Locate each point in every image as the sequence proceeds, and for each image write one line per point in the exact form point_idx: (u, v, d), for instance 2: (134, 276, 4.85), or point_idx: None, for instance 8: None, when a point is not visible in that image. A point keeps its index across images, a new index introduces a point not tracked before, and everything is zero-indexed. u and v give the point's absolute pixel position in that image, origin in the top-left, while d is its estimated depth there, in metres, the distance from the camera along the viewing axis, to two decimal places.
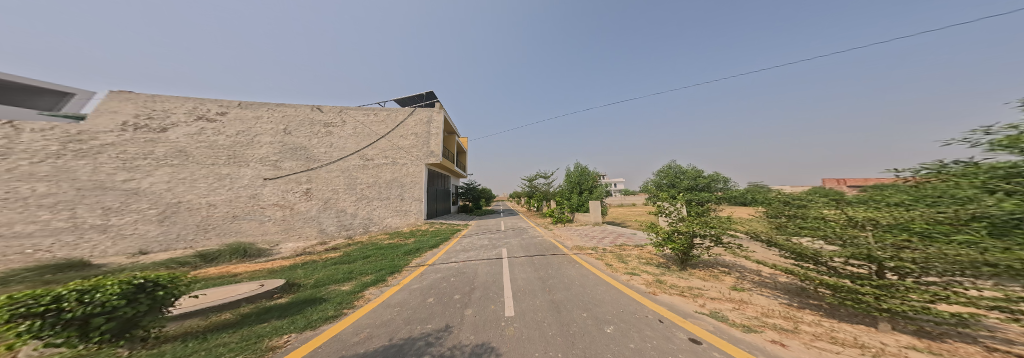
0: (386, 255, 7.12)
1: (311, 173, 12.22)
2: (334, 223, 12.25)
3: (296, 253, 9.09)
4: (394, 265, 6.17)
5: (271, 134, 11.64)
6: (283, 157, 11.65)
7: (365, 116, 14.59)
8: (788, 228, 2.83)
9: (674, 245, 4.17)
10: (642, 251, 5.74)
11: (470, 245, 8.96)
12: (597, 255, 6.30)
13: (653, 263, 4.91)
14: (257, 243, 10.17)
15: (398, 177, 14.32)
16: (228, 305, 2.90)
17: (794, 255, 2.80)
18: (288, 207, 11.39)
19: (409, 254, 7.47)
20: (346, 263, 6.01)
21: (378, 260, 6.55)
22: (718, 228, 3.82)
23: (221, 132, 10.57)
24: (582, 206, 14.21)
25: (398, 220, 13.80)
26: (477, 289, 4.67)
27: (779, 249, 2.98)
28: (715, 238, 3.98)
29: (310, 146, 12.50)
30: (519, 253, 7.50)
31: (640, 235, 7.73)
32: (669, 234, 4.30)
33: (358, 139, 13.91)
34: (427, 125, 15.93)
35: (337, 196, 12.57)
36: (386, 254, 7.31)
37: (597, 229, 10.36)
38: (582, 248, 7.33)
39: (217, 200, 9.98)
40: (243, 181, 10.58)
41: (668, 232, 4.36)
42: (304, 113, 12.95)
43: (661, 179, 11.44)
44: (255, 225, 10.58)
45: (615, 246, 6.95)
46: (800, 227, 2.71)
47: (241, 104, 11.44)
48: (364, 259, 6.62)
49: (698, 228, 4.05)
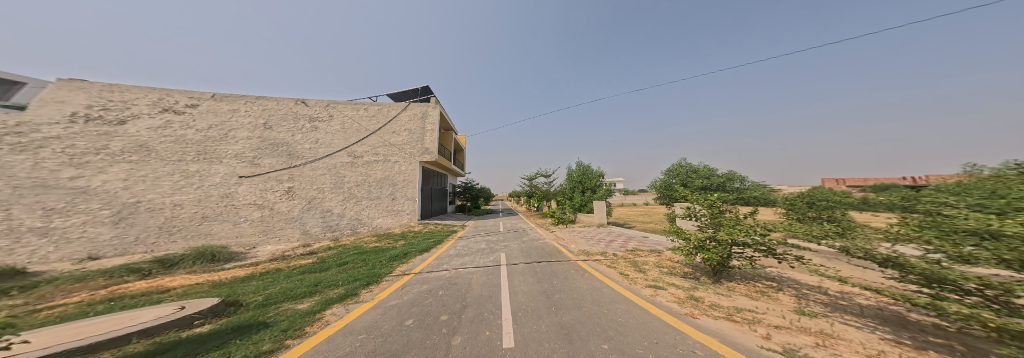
0: (370, 261, 6.27)
1: (293, 171, 11.31)
2: (318, 223, 11.37)
3: (272, 258, 8.21)
4: (375, 274, 5.33)
5: (248, 129, 10.70)
6: (262, 154, 10.73)
7: (354, 111, 13.69)
8: (927, 239, 1.98)
9: (708, 255, 3.34)
10: (662, 259, 4.95)
11: (464, 249, 8.12)
12: (607, 262, 5.50)
13: (679, 274, 4.10)
14: (230, 246, 9.25)
15: (389, 175, 13.44)
16: (106, 344, 2.08)
17: (931, 281, 1.94)
18: (267, 207, 10.47)
19: (395, 260, 6.62)
20: (319, 272, 5.14)
21: (356, 267, 5.68)
22: (767, 236, 3.01)
23: (190, 126, 9.62)
24: (586, 206, 13.41)
25: (390, 221, 12.96)
26: (469, 307, 3.83)
27: (902, 272, 2.11)
28: (764, 248, 3.15)
29: (293, 141, 11.59)
30: (518, 259, 6.68)
31: (652, 239, 6.97)
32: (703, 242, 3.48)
33: (347, 135, 13.01)
34: (421, 121, 15.05)
35: (322, 196, 11.68)
36: (371, 259, 6.45)
37: (603, 231, 9.54)
38: (590, 253, 6.52)
39: (184, 200, 9.04)
40: (215, 179, 9.64)
41: (701, 239, 3.54)
42: (288, 106, 12.03)
43: (672, 177, 10.69)
44: (228, 226, 9.65)
45: (627, 251, 6.14)
46: (940, 244, 1.88)
47: (215, 96, 10.51)
48: (341, 266, 5.75)
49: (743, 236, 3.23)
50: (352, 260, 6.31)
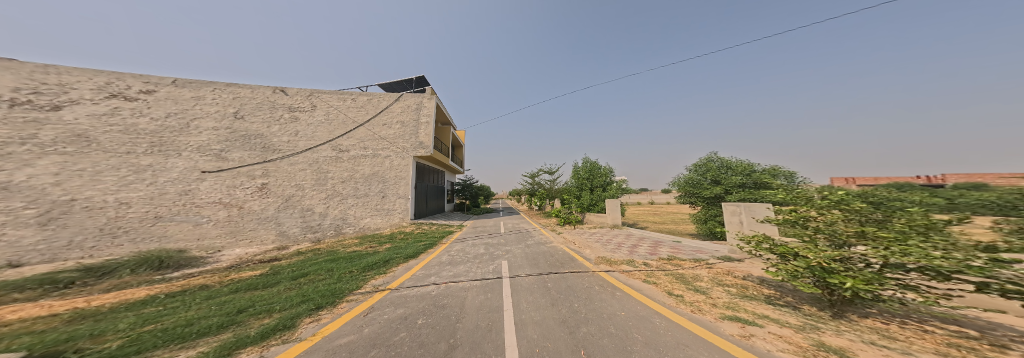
0: (340, 271, 4.93)
1: (268, 166, 10.07)
2: (297, 224, 10.13)
3: (233, 264, 6.99)
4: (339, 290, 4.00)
5: (215, 118, 9.46)
6: (231, 146, 9.48)
7: (340, 101, 12.47)
8: None
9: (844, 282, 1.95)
10: (720, 274, 3.70)
11: (459, 255, 6.84)
12: (643, 276, 4.22)
13: (760, 298, 2.89)
14: (189, 249, 8.00)
15: (378, 171, 12.21)
16: None
17: None
18: (235, 206, 9.22)
19: (371, 268, 5.30)
20: (266, 287, 3.76)
21: (316, 281, 4.28)
22: (993, 256, 1.55)
23: (143, 114, 8.39)
24: (596, 205, 12.19)
25: (379, 220, 11.72)
26: (457, 350, 2.53)
27: None
28: (982, 282, 1.65)
29: (268, 133, 10.37)
30: (525, 270, 5.37)
31: (689, 245, 5.66)
32: (828, 263, 2.12)
33: (331, 127, 11.79)
34: (415, 113, 13.85)
35: (301, 193, 10.49)
36: (343, 269, 5.10)
37: (619, 234, 8.19)
38: (614, 262, 5.23)
39: (132, 198, 7.79)
40: (172, 174, 8.40)
41: (823, 256, 2.16)
42: (264, 95, 10.80)
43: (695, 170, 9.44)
44: (187, 228, 8.38)
45: (662, 260, 4.86)
46: None
47: (177, 82, 9.30)
48: (301, 277, 4.37)
49: (922, 254, 1.77)
50: (320, 269, 4.99)
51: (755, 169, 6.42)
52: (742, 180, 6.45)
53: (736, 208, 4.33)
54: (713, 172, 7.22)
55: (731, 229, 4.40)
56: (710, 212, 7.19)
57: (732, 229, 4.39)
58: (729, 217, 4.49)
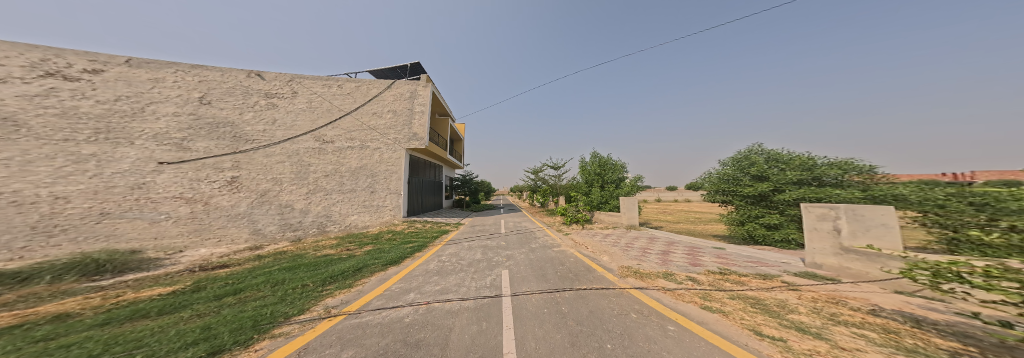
0: (289, 288, 3.61)
1: (239, 157, 8.97)
2: (274, 221, 9.09)
3: (184, 268, 5.93)
4: (261, 323, 2.65)
5: (176, 103, 8.37)
6: (195, 135, 8.41)
7: (324, 87, 11.29)
8: None
9: None
10: (823, 302, 2.47)
11: (451, 262, 5.67)
12: (702, 303, 3.02)
13: (940, 356, 1.60)
14: (142, 250, 6.99)
15: (366, 164, 11.12)
16: None
17: None
18: (199, 201, 8.14)
19: (334, 279, 4.14)
20: (156, 318, 2.50)
21: (258, 300, 3.07)
22: None
23: (86, 97, 7.27)
24: (608, 203, 10.96)
25: (367, 218, 10.68)
26: None
27: None
28: None
29: (240, 121, 9.23)
30: (530, 284, 4.22)
31: (738, 253, 4.46)
32: None
33: (313, 116, 10.65)
34: (409, 102, 12.67)
35: (278, 187, 9.41)
36: (296, 283, 3.83)
37: (638, 236, 7.03)
38: (647, 277, 4.11)
39: (71, 192, 6.72)
40: (122, 165, 7.32)
41: None
42: (235, 78, 9.63)
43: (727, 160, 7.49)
44: (142, 225, 7.34)
45: (715, 277, 3.67)
46: None
47: (131, 62, 8.16)
48: (225, 297, 3.04)
49: None
50: (266, 281, 3.72)
51: (819, 161, 5.08)
52: (798, 176, 5.13)
53: (828, 210, 3.18)
54: (758, 165, 5.85)
55: (819, 238, 3.26)
56: (749, 213, 6.02)
57: (820, 238, 3.27)
58: (814, 223, 3.34)
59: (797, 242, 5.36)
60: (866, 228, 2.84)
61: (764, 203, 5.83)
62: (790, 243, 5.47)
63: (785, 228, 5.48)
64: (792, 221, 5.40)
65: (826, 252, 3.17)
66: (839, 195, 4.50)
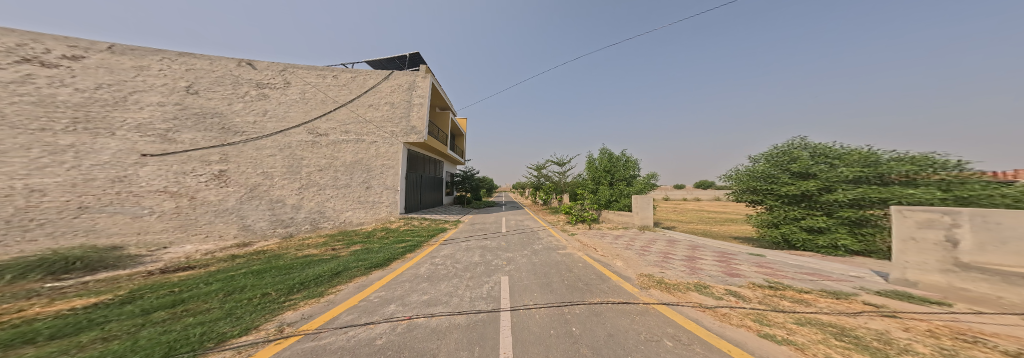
0: (244, 298, 2.89)
1: (228, 150, 8.55)
2: (264, 217, 8.66)
3: (163, 265, 5.50)
4: (177, 352, 1.91)
5: (161, 92, 7.96)
6: (180, 126, 7.99)
7: (318, 78, 10.78)
8: None
9: None
10: (955, 343, 1.74)
11: (444, 266, 5.05)
12: (762, 332, 2.29)
13: None
14: (124, 246, 6.52)
15: (362, 159, 10.67)
16: None
17: None
18: (185, 196, 7.72)
19: (304, 286, 3.55)
20: (37, 346, 1.79)
21: (201, 314, 2.47)
22: None
23: (65, 84, 6.85)
24: (617, 201, 10.17)
25: (363, 214, 10.25)
26: None
27: None
28: None
29: (229, 112, 8.80)
30: (533, 296, 3.60)
31: (782, 260, 3.71)
32: None
33: (306, 107, 10.18)
34: (407, 94, 12.11)
35: (269, 182, 9.00)
36: (256, 291, 3.12)
37: (653, 238, 6.33)
38: (674, 289, 3.42)
39: (48, 185, 6.24)
40: (102, 157, 6.88)
41: None
42: (225, 67, 9.18)
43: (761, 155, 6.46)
44: (123, 221, 6.87)
45: (763, 292, 2.94)
46: None
47: (114, 49, 7.73)
48: (153, 313, 2.35)
49: None
50: (219, 288, 3.03)
51: (884, 156, 4.22)
52: (857, 173, 4.26)
53: (936, 216, 2.51)
54: (801, 161, 4.95)
55: (919, 251, 2.59)
56: (783, 214, 5.24)
57: (919, 250, 2.61)
58: (912, 231, 2.68)
59: (846, 248, 4.53)
60: (1003, 240, 2.12)
61: (805, 204, 4.98)
62: (836, 248, 4.65)
63: (832, 232, 4.65)
64: (842, 224, 4.56)
65: (928, 268, 2.51)
66: (915, 196, 3.77)
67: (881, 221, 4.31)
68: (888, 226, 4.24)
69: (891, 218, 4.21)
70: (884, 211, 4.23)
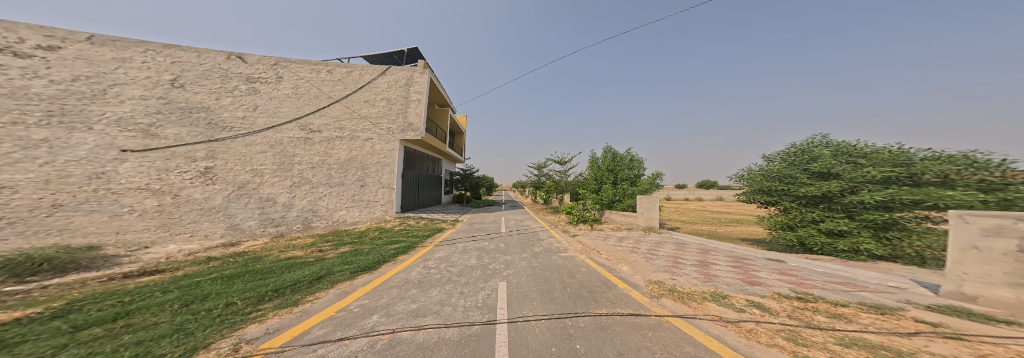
0: (201, 310, 2.53)
1: (215, 146, 8.19)
2: (253, 216, 8.30)
3: (140, 267, 5.15)
4: None
5: (144, 85, 7.60)
6: (164, 121, 7.63)
7: (312, 72, 10.43)
8: None
9: None
10: None
11: (437, 270, 4.68)
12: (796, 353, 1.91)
13: None
14: (101, 246, 6.15)
15: (357, 156, 10.32)
16: None
17: None
18: (168, 194, 7.35)
19: (275, 293, 3.17)
20: None
21: (138, 331, 2.10)
22: None
23: (39, 76, 6.48)
24: (620, 201, 9.83)
25: (357, 213, 9.91)
26: None
27: None
28: None
29: (216, 106, 8.45)
30: (533, 306, 3.25)
31: (806, 268, 3.29)
32: None
33: (299, 103, 9.84)
34: (405, 90, 11.77)
35: (258, 179, 8.65)
36: (220, 300, 2.77)
37: (659, 240, 5.98)
38: (688, 299, 3.04)
39: (18, 181, 5.86)
40: (78, 153, 6.49)
41: None
42: (213, 60, 8.83)
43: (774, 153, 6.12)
44: (100, 219, 6.46)
45: (792, 304, 2.49)
46: None
47: (93, 40, 7.36)
48: (84, 331, 2.01)
49: None
50: (176, 299, 2.68)
51: (918, 154, 3.87)
52: (886, 173, 3.93)
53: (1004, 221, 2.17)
54: (822, 160, 4.59)
55: (983, 262, 2.23)
56: (801, 217, 4.88)
57: (981, 261, 2.26)
58: (975, 239, 2.34)
59: (869, 252, 4.19)
60: None
61: (825, 205, 4.64)
62: (858, 253, 4.30)
63: (854, 235, 4.31)
64: (866, 227, 4.23)
65: (993, 282, 2.16)
66: (955, 198, 3.49)
67: (907, 224, 4.03)
68: (917, 229, 3.94)
69: (918, 220, 3.92)
70: (913, 214, 3.92)
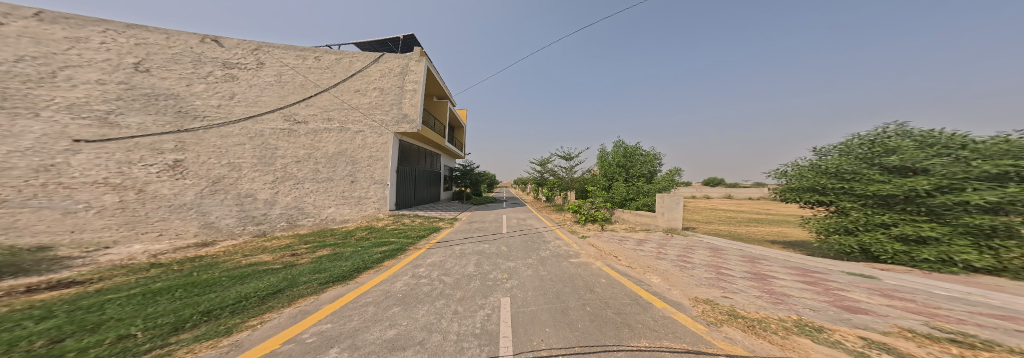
0: (70, 351, 1.77)
1: (185, 137, 7.41)
2: (231, 214, 7.52)
3: (82, 271, 4.39)
4: None
5: (102, 68, 6.81)
6: (125, 108, 6.84)
7: (297, 59, 9.62)
8: None
9: None
10: None
11: (427, 281, 3.87)
12: None
13: None
14: (54, 247, 5.38)
15: (346, 150, 9.53)
16: None
17: None
18: (132, 189, 6.56)
19: (190, 319, 2.33)
20: None
21: None
22: None
23: None
24: (633, 200, 9.02)
25: (348, 211, 9.16)
26: None
27: None
28: None
29: (187, 94, 7.68)
30: (546, 335, 2.43)
31: (918, 289, 2.32)
32: None
33: (282, 91, 9.04)
34: (399, 79, 10.94)
35: (237, 174, 7.88)
36: (108, 333, 1.99)
37: (685, 244, 5.16)
38: (759, 330, 2.13)
39: None
40: (23, 143, 5.70)
41: None
42: (184, 43, 8.03)
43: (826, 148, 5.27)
44: (51, 216, 5.68)
45: (953, 353, 1.49)
46: None
47: (42, 16, 6.56)
48: None
49: None
50: (36, 335, 1.90)
51: None
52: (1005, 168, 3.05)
53: None
54: (906, 153, 3.72)
55: None
56: (868, 220, 4.00)
57: None
58: None
59: (965, 264, 3.26)
60: None
61: (900, 207, 3.75)
62: (947, 264, 3.38)
63: (944, 243, 3.41)
64: (961, 233, 3.32)
65: None
66: None
67: None
68: None
69: None
70: None
